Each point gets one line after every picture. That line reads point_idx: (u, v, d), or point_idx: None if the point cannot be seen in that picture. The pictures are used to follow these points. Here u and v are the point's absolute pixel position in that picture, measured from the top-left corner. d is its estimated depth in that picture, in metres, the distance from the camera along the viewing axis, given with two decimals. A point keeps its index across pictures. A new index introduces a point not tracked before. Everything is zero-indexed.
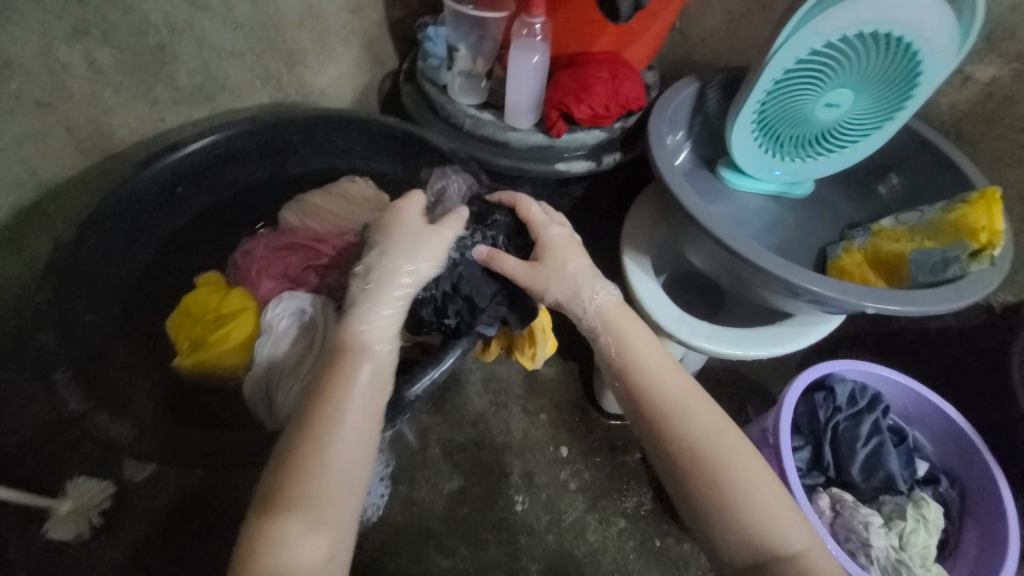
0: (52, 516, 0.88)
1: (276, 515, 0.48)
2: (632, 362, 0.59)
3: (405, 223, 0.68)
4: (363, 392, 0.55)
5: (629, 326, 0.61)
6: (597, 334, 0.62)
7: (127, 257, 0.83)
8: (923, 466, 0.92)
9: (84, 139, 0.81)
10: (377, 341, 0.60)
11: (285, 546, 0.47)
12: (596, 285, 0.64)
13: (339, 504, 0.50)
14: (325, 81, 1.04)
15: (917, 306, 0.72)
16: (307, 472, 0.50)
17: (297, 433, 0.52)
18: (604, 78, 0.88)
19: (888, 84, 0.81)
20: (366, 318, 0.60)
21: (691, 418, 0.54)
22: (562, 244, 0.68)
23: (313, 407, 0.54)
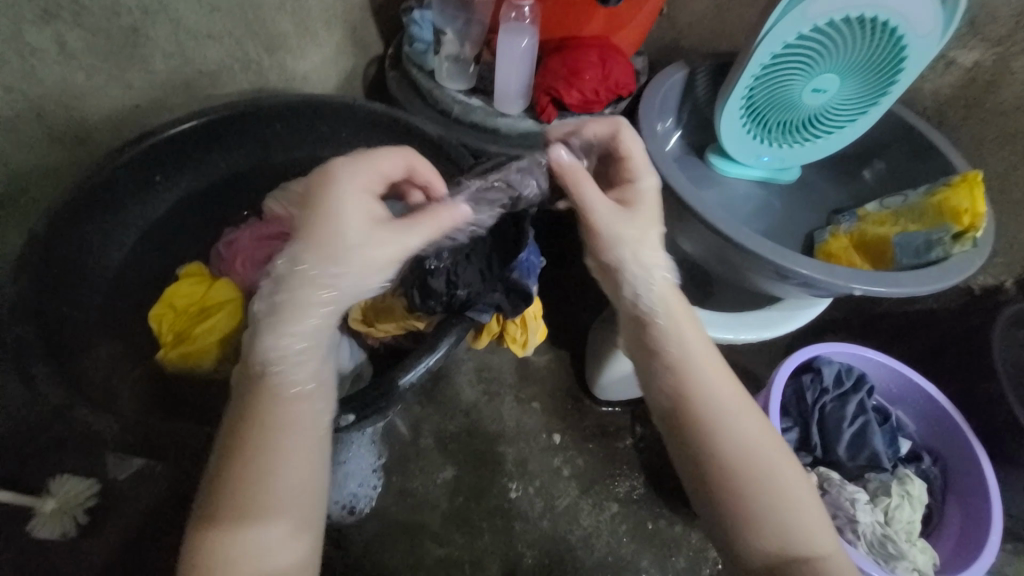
0: (35, 515, 0.86)
1: (226, 522, 0.47)
2: (683, 362, 0.54)
3: (342, 228, 0.54)
4: (289, 419, 0.51)
5: (685, 316, 0.57)
6: (657, 318, 0.56)
7: (103, 251, 0.80)
8: (906, 444, 0.94)
9: (55, 127, 0.78)
10: (288, 377, 0.52)
11: (244, 550, 0.47)
12: (661, 261, 0.59)
13: (300, 501, 0.50)
14: (308, 67, 1.01)
15: (902, 287, 0.73)
16: (244, 498, 0.48)
17: (224, 464, 0.49)
18: (593, 62, 0.87)
19: (873, 69, 0.81)
20: (280, 366, 0.52)
21: (737, 429, 0.52)
22: (650, 201, 0.61)
23: (235, 441, 0.50)
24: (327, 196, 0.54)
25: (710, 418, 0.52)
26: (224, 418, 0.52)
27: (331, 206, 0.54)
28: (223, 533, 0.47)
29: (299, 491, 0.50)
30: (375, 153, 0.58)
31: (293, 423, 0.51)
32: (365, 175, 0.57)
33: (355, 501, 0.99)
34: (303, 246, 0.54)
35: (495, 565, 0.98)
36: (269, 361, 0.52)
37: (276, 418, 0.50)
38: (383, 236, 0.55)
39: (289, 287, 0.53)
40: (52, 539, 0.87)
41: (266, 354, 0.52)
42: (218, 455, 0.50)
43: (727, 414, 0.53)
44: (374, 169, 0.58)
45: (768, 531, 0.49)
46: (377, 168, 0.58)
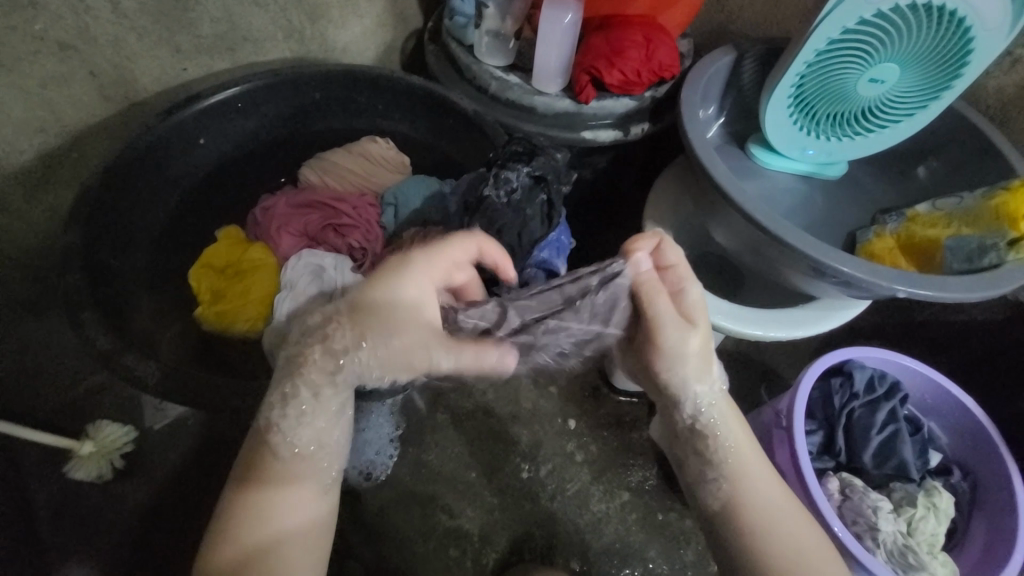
0: (74, 457, 0.92)
1: (256, 489, 0.53)
2: (739, 469, 0.59)
3: (394, 314, 0.56)
4: (302, 467, 0.55)
5: (741, 427, 0.61)
6: (715, 428, 0.60)
7: (149, 211, 0.84)
8: (935, 457, 0.91)
9: (107, 86, 0.81)
10: (290, 440, 0.55)
11: (266, 510, 0.53)
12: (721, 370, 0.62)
13: (316, 471, 0.56)
14: (348, 38, 1.01)
15: (950, 292, 0.70)
16: (248, 530, 0.52)
17: (235, 499, 0.54)
18: (637, 42, 0.84)
19: (935, 61, 0.76)
20: (289, 428, 0.54)
21: (783, 532, 0.57)
22: (706, 313, 0.60)
23: (246, 482, 0.54)
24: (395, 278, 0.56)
25: (760, 525, 0.57)
26: (240, 453, 0.57)
27: (393, 295, 0.56)
28: (227, 566, 0.51)
29: (308, 472, 0.55)
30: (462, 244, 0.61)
31: (304, 467, 0.55)
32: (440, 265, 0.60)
33: (371, 467, 1.03)
34: (355, 311, 0.55)
35: (503, 541, 1.00)
36: (272, 418, 0.55)
37: (286, 470, 0.54)
38: (422, 345, 0.56)
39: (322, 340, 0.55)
40: (89, 480, 0.92)
41: (274, 413, 0.55)
42: (230, 491, 0.55)
43: (775, 522, 0.57)
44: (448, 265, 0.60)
45: None
46: (455, 262, 0.61)
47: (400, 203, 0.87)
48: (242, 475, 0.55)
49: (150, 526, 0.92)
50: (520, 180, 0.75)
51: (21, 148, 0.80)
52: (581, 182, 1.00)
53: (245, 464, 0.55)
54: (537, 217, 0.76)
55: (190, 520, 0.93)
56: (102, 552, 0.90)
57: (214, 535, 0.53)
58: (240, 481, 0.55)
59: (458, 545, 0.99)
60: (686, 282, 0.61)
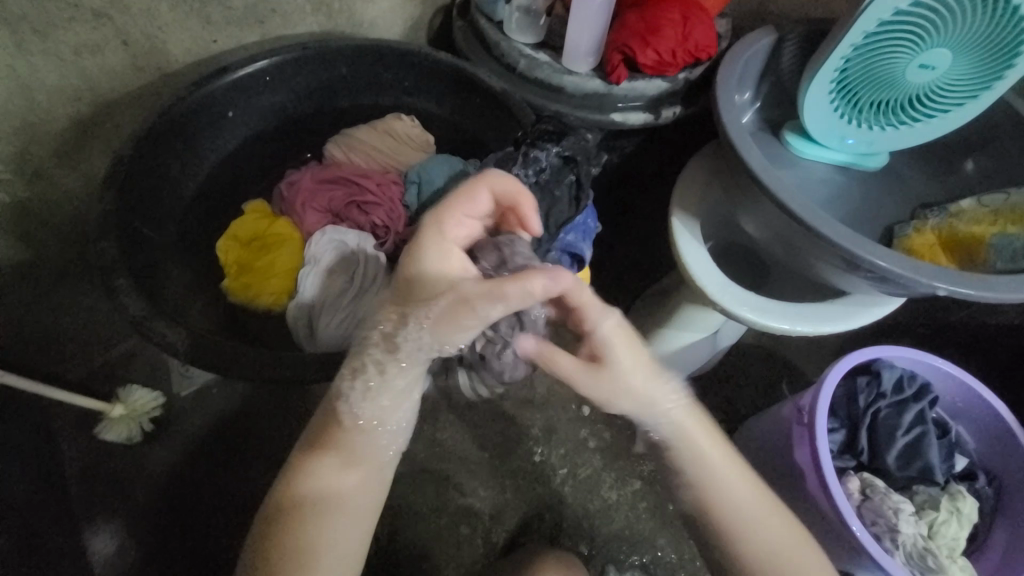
0: (105, 419, 0.96)
1: (322, 453, 0.55)
2: (726, 501, 0.56)
3: (427, 283, 0.57)
4: (370, 438, 0.56)
5: (705, 441, 0.58)
6: (672, 444, 0.59)
7: (179, 182, 0.85)
8: (962, 461, 0.88)
9: (140, 55, 0.82)
10: (357, 412, 0.56)
11: (330, 475, 0.54)
12: (662, 385, 0.59)
13: (378, 448, 0.56)
14: (375, 13, 0.99)
15: (993, 292, 0.67)
16: (312, 490, 0.53)
17: (303, 461, 0.55)
18: (674, 20, 0.81)
19: (990, 48, 0.72)
20: (358, 399, 0.56)
21: (762, 540, 0.56)
22: (619, 341, 0.59)
23: (313, 446, 0.55)
24: (416, 254, 0.58)
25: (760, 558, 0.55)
26: (310, 419, 0.58)
27: (420, 269, 0.57)
28: (285, 520, 0.52)
29: (370, 447, 0.56)
30: (471, 194, 0.59)
31: (370, 440, 0.56)
32: (456, 225, 0.59)
33: None
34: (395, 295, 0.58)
35: (514, 520, 1.02)
36: (346, 393, 0.56)
37: (352, 440, 0.55)
38: (460, 304, 0.55)
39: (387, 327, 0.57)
40: (120, 442, 0.96)
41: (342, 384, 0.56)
42: (297, 454, 0.56)
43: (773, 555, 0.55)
44: (470, 225, 0.60)
45: None
46: (467, 214, 0.60)
47: (424, 181, 0.87)
48: (312, 438, 0.56)
49: (175, 487, 0.96)
50: (549, 161, 0.74)
51: (57, 116, 0.82)
52: (607, 167, 0.98)
53: (316, 429, 0.56)
54: (565, 201, 0.75)
55: (215, 482, 0.97)
56: (134, 509, 0.95)
57: (277, 492, 0.54)
58: (310, 443, 0.56)
59: (468, 523, 1.01)
60: (583, 320, 0.59)
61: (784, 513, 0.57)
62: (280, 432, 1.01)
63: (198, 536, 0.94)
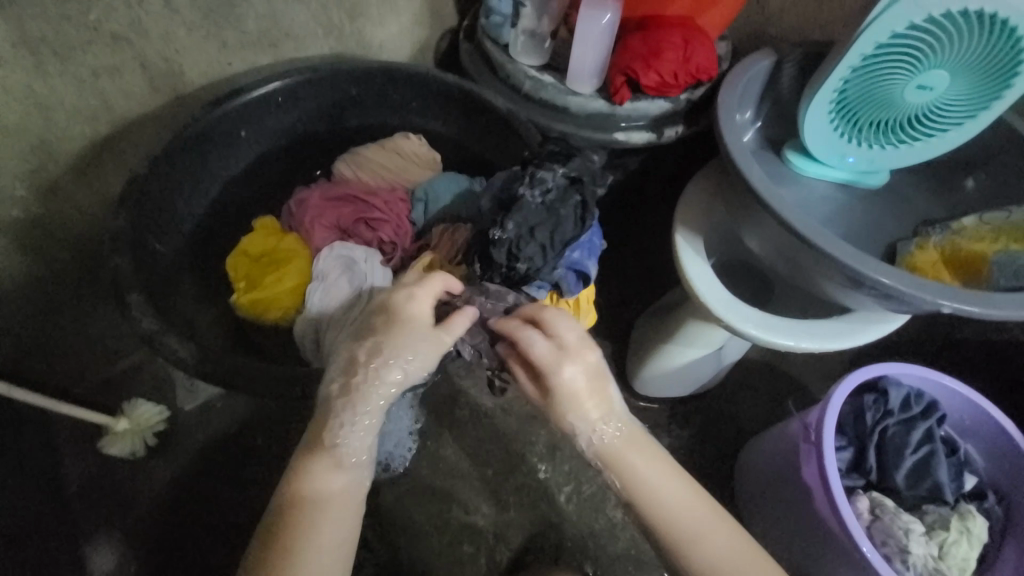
0: (110, 433, 0.96)
1: (313, 458, 0.61)
2: (675, 522, 0.63)
3: (409, 334, 0.65)
4: (356, 449, 0.62)
5: (645, 468, 0.65)
6: (607, 468, 0.67)
7: (191, 199, 0.86)
8: (972, 480, 0.87)
9: (156, 77, 0.85)
10: (341, 427, 0.62)
11: (318, 479, 0.60)
12: (606, 422, 0.67)
13: (360, 454, 0.63)
14: (385, 36, 1.02)
15: (997, 310, 0.67)
16: (306, 491, 0.60)
17: (298, 466, 0.62)
18: (676, 43, 0.83)
19: (984, 70, 0.74)
20: (343, 415, 0.62)
21: (705, 555, 0.62)
22: (579, 386, 0.67)
23: (308, 453, 0.62)
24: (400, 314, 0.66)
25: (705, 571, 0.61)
26: (304, 431, 0.64)
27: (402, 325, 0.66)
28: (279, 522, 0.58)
29: (353, 455, 0.62)
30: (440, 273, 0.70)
31: (353, 449, 0.62)
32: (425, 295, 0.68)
33: (390, 459, 1.02)
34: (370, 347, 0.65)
35: (518, 539, 1.01)
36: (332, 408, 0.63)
37: (337, 449, 0.62)
38: (436, 343, 0.66)
39: (366, 367, 0.64)
40: (123, 456, 0.96)
41: (333, 401, 0.63)
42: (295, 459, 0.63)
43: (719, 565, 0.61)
44: (431, 292, 0.68)
45: None
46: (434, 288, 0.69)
47: (430, 199, 0.89)
48: (305, 446, 0.63)
49: (177, 503, 0.96)
50: (556, 180, 0.75)
51: (73, 136, 0.84)
52: (611, 185, 0.99)
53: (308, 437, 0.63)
54: (570, 220, 0.73)
55: (217, 499, 0.97)
56: (135, 527, 0.94)
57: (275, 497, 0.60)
58: (303, 450, 0.63)
59: (472, 541, 1.00)
60: (547, 364, 0.66)
61: (731, 526, 0.64)
62: (282, 449, 1.00)
63: (199, 554, 0.93)
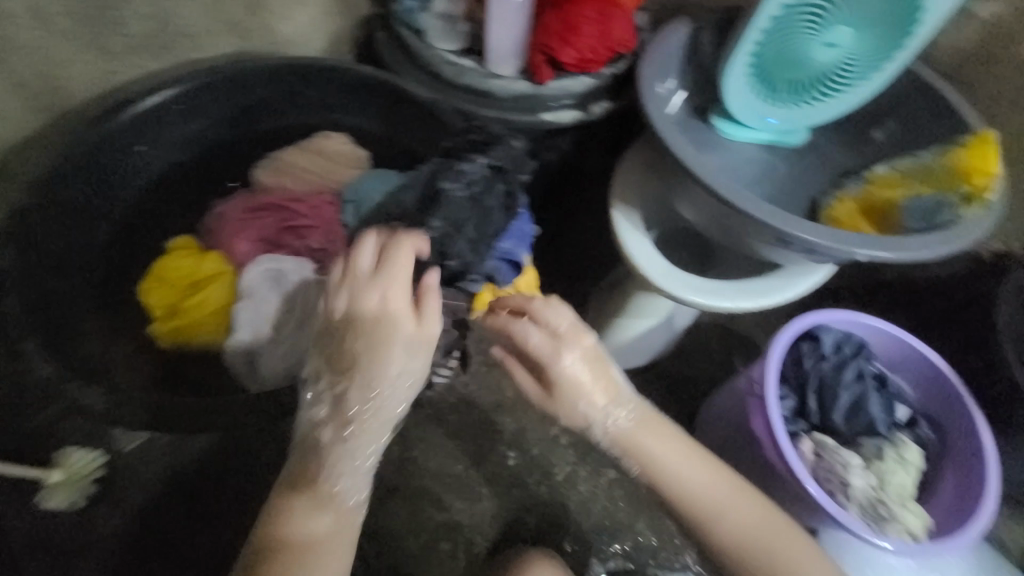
0: (43, 487, 0.89)
1: (294, 495, 0.61)
2: (662, 479, 0.67)
3: (393, 332, 0.63)
4: (344, 482, 0.62)
5: (657, 446, 0.67)
6: (620, 453, 0.69)
7: (90, 227, 0.81)
8: (903, 410, 0.94)
9: (34, 96, 0.77)
10: (327, 458, 0.62)
11: (300, 516, 0.60)
12: (615, 409, 0.69)
13: (347, 488, 0.62)
14: (294, 30, 0.94)
15: (908, 252, 0.71)
16: (293, 530, 0.59)
17: (283, 504, 0.61)
18: (590, 18, 0.82)
19: (881, 25, 0.78)
20: (328, 446, 0.62)
21: (730, 522, 0.65)
22: (579, 374, 0.69)
23: (292, 491, 0.61)
24: (380, 315, 0.63)
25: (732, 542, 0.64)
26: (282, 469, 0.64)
27: (384, 323, 0.63)
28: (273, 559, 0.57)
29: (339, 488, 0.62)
30: (401, 245, 0.64)
31: (339, 482, 0.62)
32: (396, 284, 0.64)
33: None
34: (358, 358, 0.63)
35: (494, 529, 1.01)
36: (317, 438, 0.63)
37: (321, 483, 0.61)
38: (421, 329, 0.64)
39: (353, 382, 0.63)
40: (61, 509, 0.90)
41: (317, 431, 0.63)
42: (276, 497, 0.62)
43: (699, 517, 0.66)
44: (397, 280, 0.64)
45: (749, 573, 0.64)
46: (400, 276, 0.64)
47: (360, 200, 0.84)
48: (291, 480, 0.62)
49: (129, 550, 0.90)
50: (475, 171, 0.77)
51: None
52: (547, 168, 0.98)
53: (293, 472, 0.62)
54: (496, 207, 0.76)
55: (171, 540, 0.91)
56: None
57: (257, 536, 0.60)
58: (287, 487, 0.62)
59: (448, 538, 1.00)
60: (545, 355, 0.68)
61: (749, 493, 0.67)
62: (237, 476, 0.96)
63: None
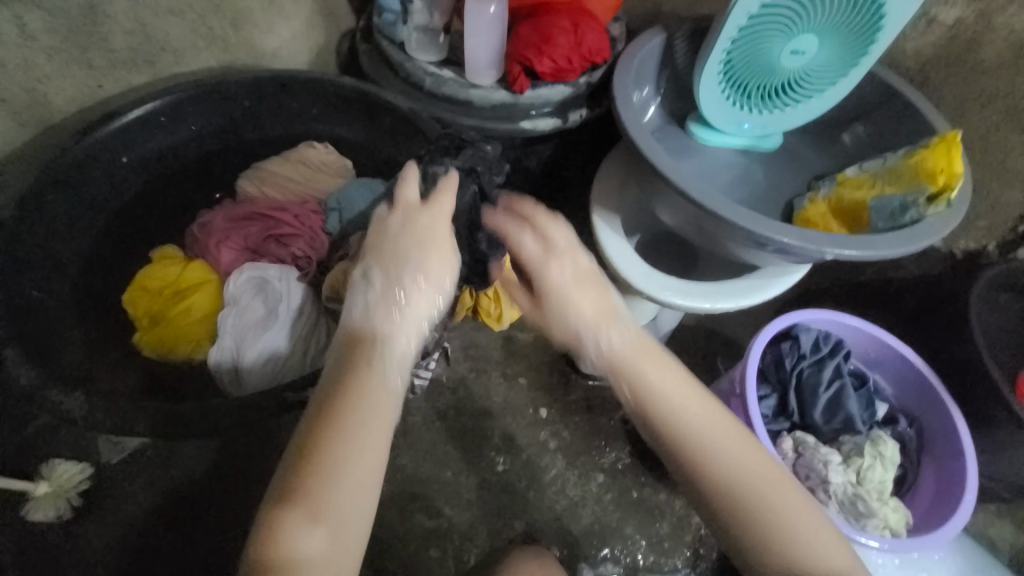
0: (30, 499, 0.89)
1: (287, 512, 0.49)
2: (697, 441, 0.55)
3: (435, 244, 0.64)
4: (356, 482, 0.51)
5: (670, 380, 0.58)
6: (608, 376, 0.62)
7: (71, 238, 0.80)
8: (882, 408, 0.95)
9: (20, 111, 0.78)
10: (329, 456, 0.50)
11: (291, 540, 0.48)
12: (608, 327, 0.63)
13: (348, 501, 0.50)
14: (277, 43, 0.97)
15: (876, 250, 0.73)
16: (290, 551, 0.48)
17: (274, 520, 0.49)
18: (565, 28, 0.85)
19: (846, 32, 0.80)
20: (330, 446, 0.51)
21: (787, 515, 0.53)
22: (569, 283, 0.65)
23: (289, 500, 0.49)
24: (430, 226, 0.65)
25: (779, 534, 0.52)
26: (279, 471, 0.51)
27: (426, 239, 0.64)
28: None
29: (339, 502, 0.50)
30: (455, 177, 0.69)
31: (336, 495, 0.50)
32: (446, 206, 0.66)
33: None
34: (400, 267, 0.62)
35: (483, 535, 1.01)
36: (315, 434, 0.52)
37: (315, 494, 0.49)
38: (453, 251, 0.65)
39: (387, 297, 0.62)
40: (47, 521, 0.89)
41: (319, 427, 0.52)
42: (268, 509, 0.50)
43: (779, 525, 0.53)
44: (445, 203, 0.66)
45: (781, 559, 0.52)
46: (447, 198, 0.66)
47: (343, 208, 0.85)
48: (284, 486, 0.50)
49: (115, 564, 0.89)
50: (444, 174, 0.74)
51: None
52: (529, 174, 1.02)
53: (285, 478, 0.50)
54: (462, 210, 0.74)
55: (159, 551, 0.91)
56: None
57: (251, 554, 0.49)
58: (279, 495, 0.50)
59: (438, 545, 0.99)
60: (534, 258, 0.66)
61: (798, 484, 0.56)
62: (225, 485, 0.95)
63: None
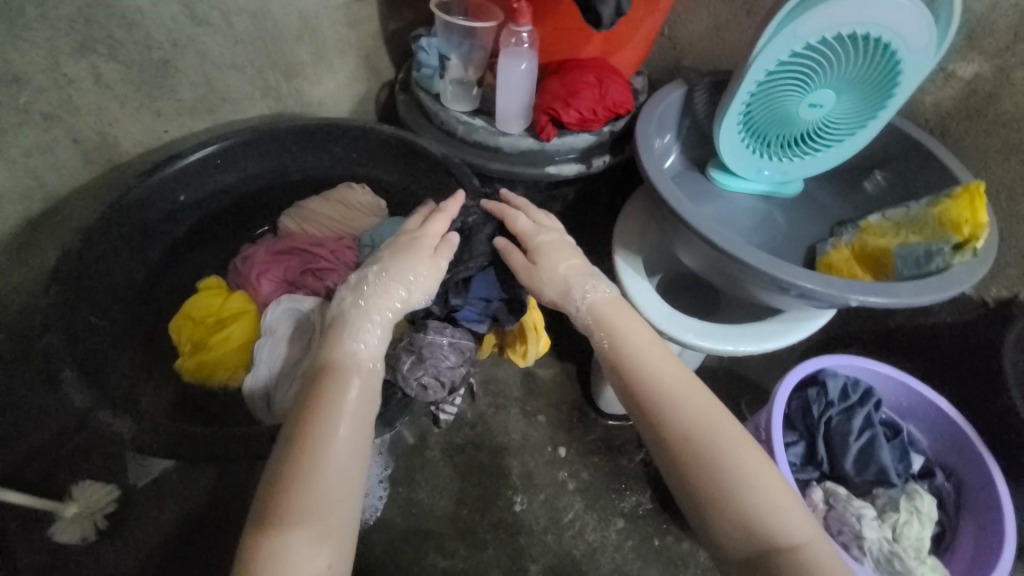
0: (58, 519, 0.91)
1: (272, 535, 0.49)
2: (665, 404, 0.57)
3: (417, 246, 0.70)
4: (340, 483, 0.52)
5: (633, 332, 0.64)
6: (592, 330, 0.66)
7: (129, 268, 0.86)
8: (919, 460, 0.92)
9: (91, 150, 0.85)
10: (314, 463, 0.52)
11: (279, 559, 0.48)
12: (586, 284, 0.68)
13: (326, 513, 0.51)
14: (323, 93, 1.06)
15: (902, 298, 0.73)
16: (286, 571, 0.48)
17: (260, 542, 0.49)
18: (590, 83, 0.90)
19: (865, 88, 0.83)
20: (310, 447, 0.53)
21: (743, 476, 0.52)
22: (555, 246, 0.71)
23: (267, 523, 0.49)
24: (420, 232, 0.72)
25: (738, 496, 0.51)
26: (255, 495, 0.52)
27: (414, 245, 0.70)
28: None
29: (322, 510, 0.51)
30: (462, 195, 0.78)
31: (322, 504, 0.51)
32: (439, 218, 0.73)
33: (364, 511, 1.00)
34: (385, 262, 0.68)
35: None
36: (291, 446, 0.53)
37: (295, 506, 0.50)
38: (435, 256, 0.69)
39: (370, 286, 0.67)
40: (72, 544, 0.91)
41: (308, 439, 0.54)
42: (247, 536, 0.49)
43: (719, 474, 0.52)
44: (449, 217, 0.74)
45: (731, 514, 0.51)
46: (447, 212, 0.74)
47: (376, 244, 0.88)
48: (267, 501, 0.51)
49: None
50: (469, 218, 0.78)
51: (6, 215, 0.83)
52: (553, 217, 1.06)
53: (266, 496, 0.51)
54: (482, 252, 0.76)
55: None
56: None
57: None
58: (260, 516, 0.50)
59: None
60: (526, 231, 0.73)
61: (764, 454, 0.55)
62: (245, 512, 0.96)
63: None
